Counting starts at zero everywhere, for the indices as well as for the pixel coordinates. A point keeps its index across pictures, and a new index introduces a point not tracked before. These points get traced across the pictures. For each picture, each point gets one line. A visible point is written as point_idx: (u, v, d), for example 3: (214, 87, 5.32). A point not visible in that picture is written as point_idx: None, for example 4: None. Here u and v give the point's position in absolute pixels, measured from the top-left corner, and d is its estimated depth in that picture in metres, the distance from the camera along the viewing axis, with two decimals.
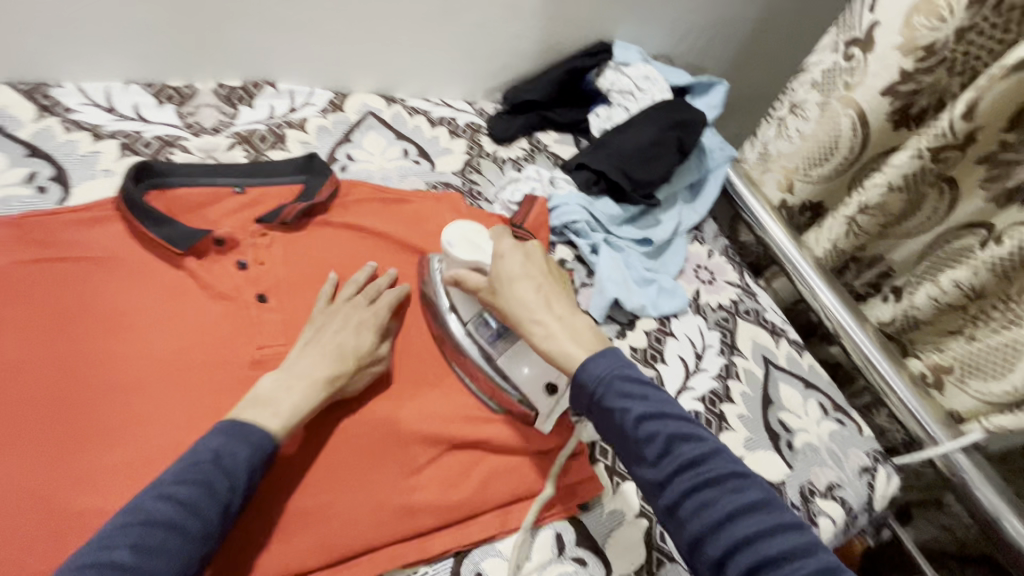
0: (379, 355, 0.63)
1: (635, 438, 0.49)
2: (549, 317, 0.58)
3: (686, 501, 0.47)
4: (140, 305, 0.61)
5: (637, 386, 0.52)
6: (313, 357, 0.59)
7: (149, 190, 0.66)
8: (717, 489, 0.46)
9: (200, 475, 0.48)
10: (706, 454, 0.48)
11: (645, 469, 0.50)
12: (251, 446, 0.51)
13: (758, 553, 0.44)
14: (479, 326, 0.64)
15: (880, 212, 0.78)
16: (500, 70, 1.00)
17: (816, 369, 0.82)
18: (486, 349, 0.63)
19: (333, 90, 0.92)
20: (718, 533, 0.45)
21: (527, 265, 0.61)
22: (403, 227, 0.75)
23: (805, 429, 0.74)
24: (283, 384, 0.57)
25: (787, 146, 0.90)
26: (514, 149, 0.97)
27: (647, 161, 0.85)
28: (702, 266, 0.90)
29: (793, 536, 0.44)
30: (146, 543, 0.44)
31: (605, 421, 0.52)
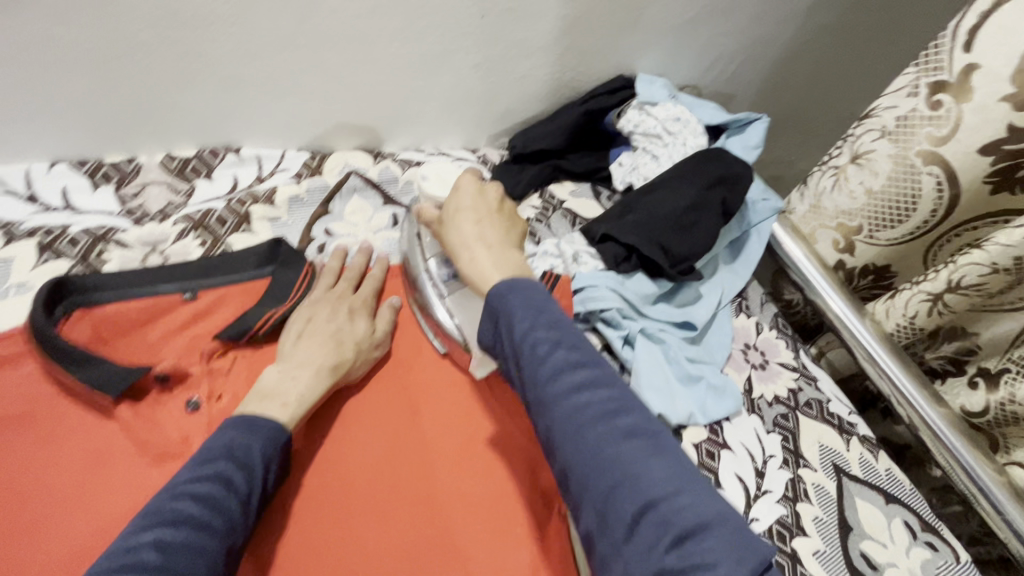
0: (377, 339, 0.61)
1: (524, 352, 0.46)
2: (478, 247, 0.55)
3: (562, 417, 0.43)
4: (60, 474, 0.47)
5: (537, 300, 0.49)
6: (317, 343, 0.56)
7: (69, 315, 0.52)
8: (593, 405, 0.43)
9: (218, 469, 0.44)
10: (588, 367, 0.46)
11: (526, 385, 0.46)
12: (264, 439, 0.47)
13: (620, 469, 0.41)
14: (438, 262, 0.64)
15: (976, 292, 0.64)
16: (504, 115, 0.86)
17: (896, 475, 0.69)
18: (437, 285, 0.63)
19: (309, 149, 0.78)
20: (587, 454, 0.42)
21: (475, 198, 0.58)
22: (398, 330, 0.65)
23: (893, 562, 0.61)
24: (287, 376, 0.53)
25: (847, 201, 0.75)
26: (524, 207, 0.83)
27: (686, 229, 0.71)
28: (751, 345, 0.76)
29: (670, 475, 0.41)
30: (172, 538, 0.39)
31: (502, 338, 0.49)
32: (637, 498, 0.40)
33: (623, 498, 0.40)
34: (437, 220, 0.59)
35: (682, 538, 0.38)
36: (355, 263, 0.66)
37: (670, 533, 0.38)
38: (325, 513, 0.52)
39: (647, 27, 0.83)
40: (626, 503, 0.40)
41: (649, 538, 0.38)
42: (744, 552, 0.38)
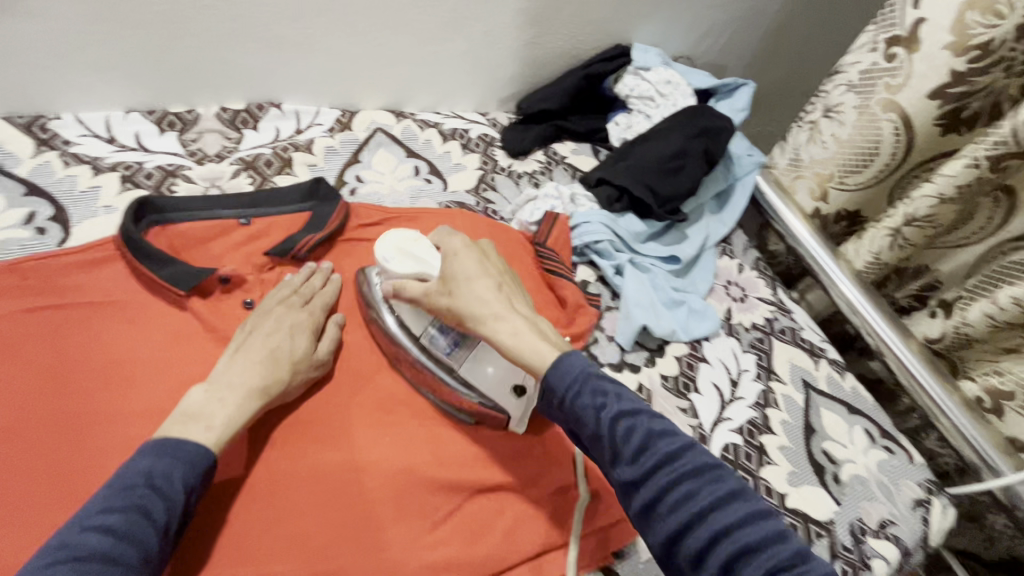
0: (318, 360, 0.58)
1: (611, 438, 0.45)
2: (515, 316, 0.54)
3: (664, 497, 0.43)
4: (146, 350, 0.57)
5: (611, 385, 0.48)
6: (252, 361, 0.54)
7: (151, 228, 0.63)
8: (694, 486, 0.43)
9: (134, 499, 0.42)
10: (684, 447, 0.45)
11: (620, 467, 0.45)
12: (186, 465, 0.45)
13: (734, 542, 0.40)
14: (432, 339, 0.59)
15: (928, 224, 0.73)
16: (513, 80, 0.96)
17: (860, 392, 0.77)
18: (442, 359, 0.58)
19: (340, 107, 0.89)
20: (695, 529, 0.41)
21: (482, 263, 0.58)
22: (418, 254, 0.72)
23: (851, 459, 0.69)
24: (214, 397, 0.50)
25: (821, 152, 0.84)
26: (529, 161, 0.92)
27: (671, 174, 0.80)
28: (733, 282, 0.85)
29: (786, 546, 0.40)
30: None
31: (579, 420, 0.48)
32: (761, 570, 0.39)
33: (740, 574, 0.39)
34: (442, 295, 0.56)
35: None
36: (314, 283, 0.63)
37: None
38: (355, 388, 0.60)
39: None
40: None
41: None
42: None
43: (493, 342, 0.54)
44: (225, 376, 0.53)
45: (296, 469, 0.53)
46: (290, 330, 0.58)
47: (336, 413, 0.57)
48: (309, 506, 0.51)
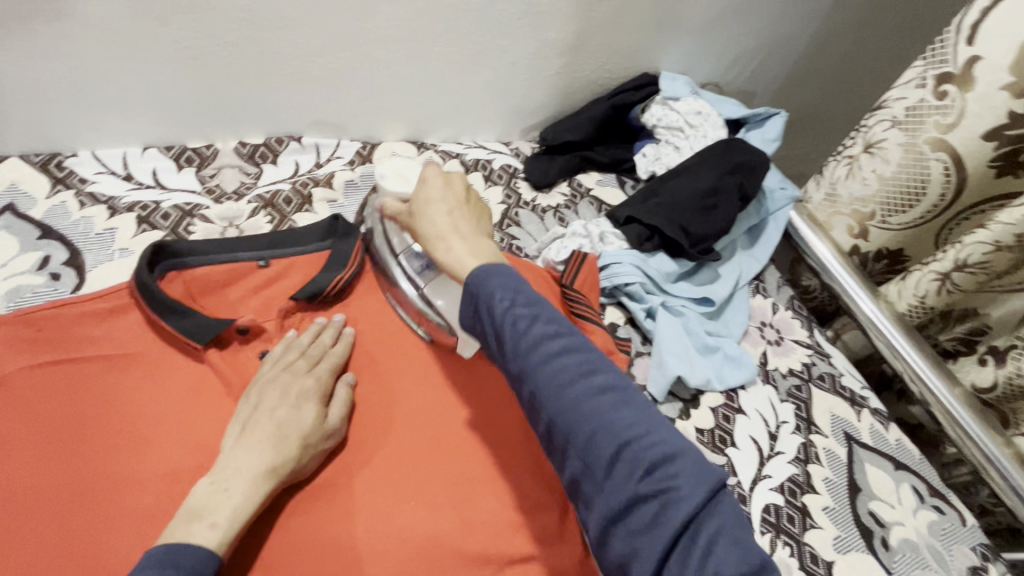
0: (331, 427, 0.55)
1: (503, 330, 0.46)
2: (454, 237, 0.55)
3: (543, 386, 0.45)
4: (161, 405, 0.55)
5: (512, 280, 0.49)
6: (259, 442, 0.51)
7: (168, 272, 0.61)
8: (570, 368, 0.45)
9: None
10: (565, 334, 0.47)
11: (508, 360, 0.47)
12: (189, 573, 0.42)
13: (598, 421, 0.43)
14: (409, 258, 0.64)
15: (982, 269, 0.69)
16: (537, 110, 0.93)
17: (905, 444, 0.72)
18: (413, 277, 0.63)
19: (361, 139, 0.86)
20: (564, 408, 0.44)
21: (445, 190, 0.59)
22: None
23: (900, 522, 0.65)
24: (219, 488, 0.48)
25: (860, 188, 0.80)
26: (554, 194, 0.89)
27: (704, 212, 0.77)
28: (768, 323, 0.81)
29: (640, 418, 0.43)
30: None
31: (480, 318, 0.49)
32: (615, 440, 0.42)
33: (597, 446, 0.42)
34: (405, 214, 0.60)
35: (655, 473, 0.41)
36: (324, 340, 0.61)
37: (643, 469, 0.41)
38: (371, 451, 0.56)
39: (671, 28, 0.89)
40: (602, 451, 0.42)
41: (624, 479, 0.41)
42: (709, 479, 0.41)
43: (435, 259, 0.56)
44: (244, 452, 0.50)
45: (316, 542, 0.50)
46: (298, 398, 0.55)
47: (355, 476, 0.54)
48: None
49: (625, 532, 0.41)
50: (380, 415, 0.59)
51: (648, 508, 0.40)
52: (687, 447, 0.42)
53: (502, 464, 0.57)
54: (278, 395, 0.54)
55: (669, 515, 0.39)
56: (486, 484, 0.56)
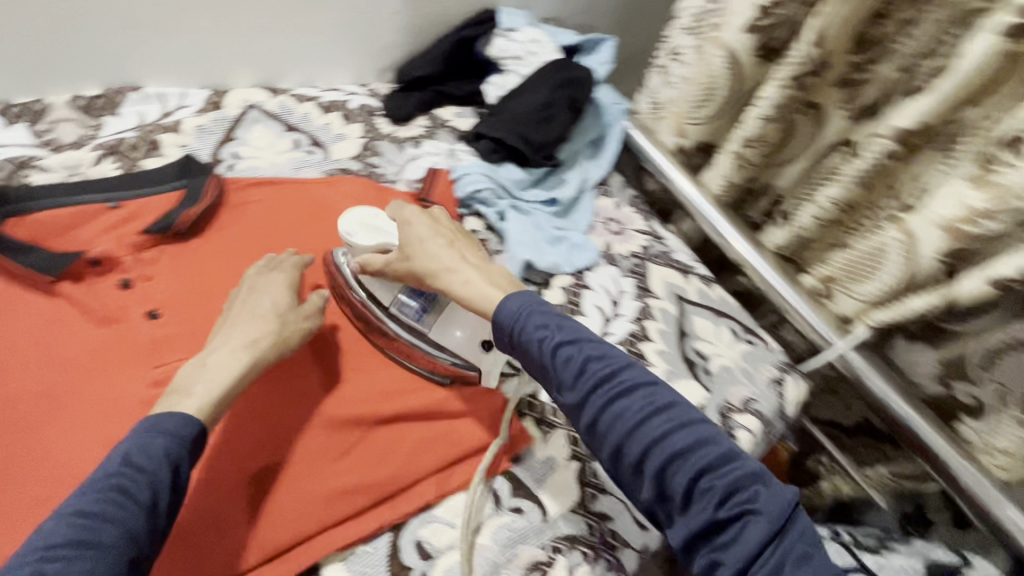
0: (306, 309, 0.62)
1: (555, 366, 0.51)
2: (465, 268, 0.59)
3: (606, 416, 0.49)
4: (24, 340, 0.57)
5: (553, 317, 0.53)
6: (245, 322, 0.58)
7: (6, 219, 0.60)
8: (635, 406, 0.49)
9: (115, 481, 0.44)
10: (622, 370, 0.51)
11: (563, 392, 0.51)
12: (169, 438, 0.47)
13: (669, 450, 0.47)
14: (401, 306, 0.62)
15: (760, 143, 0.83)
16: (386, 50, 0.98)
17: (726, 298, 0.87)
18: (414, 326, 0.62)
19: (210, 88, 0.88)
20: (634, 440, 0.48)
21: (433, 226, 0.62)
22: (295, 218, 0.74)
23: (719, 353, 0.79)
24: (198, 364, 0.54)
25: (673, 92, 0.93)
26: (413, 127, 0.94)
27: (542, 123, 0.87)
28: (612, 218, 0.93)
29: (710, 449, 0.47)
30: (48, 567, 0.39)
31: (521, 349, 0.54)
32: (689, 470, 0.46)
33: (672, 476, 0.46)
34: (401, 260, 0.60)
35: (731, 498, 0.45)
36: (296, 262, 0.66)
37: (720, 495, 0.45)
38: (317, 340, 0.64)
39: None
40: (679, 478, 0.46)
41: (701, 506, 0.45)
42: (780, 498, 0.45)
43: (449, 294, 0.59)
44: (225, 335, 0.57)
45: (266, 407, 0.57)
46: (276, 286, 0.62)
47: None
48: (269, 448, 0.55)
49: (707, 549, 0.45)
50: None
51: (727, 530, 0.45)
52: (755, 472, 0.47)
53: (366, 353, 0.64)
54: (247, 291, 0.61)
55: (746, 535, 0.44)
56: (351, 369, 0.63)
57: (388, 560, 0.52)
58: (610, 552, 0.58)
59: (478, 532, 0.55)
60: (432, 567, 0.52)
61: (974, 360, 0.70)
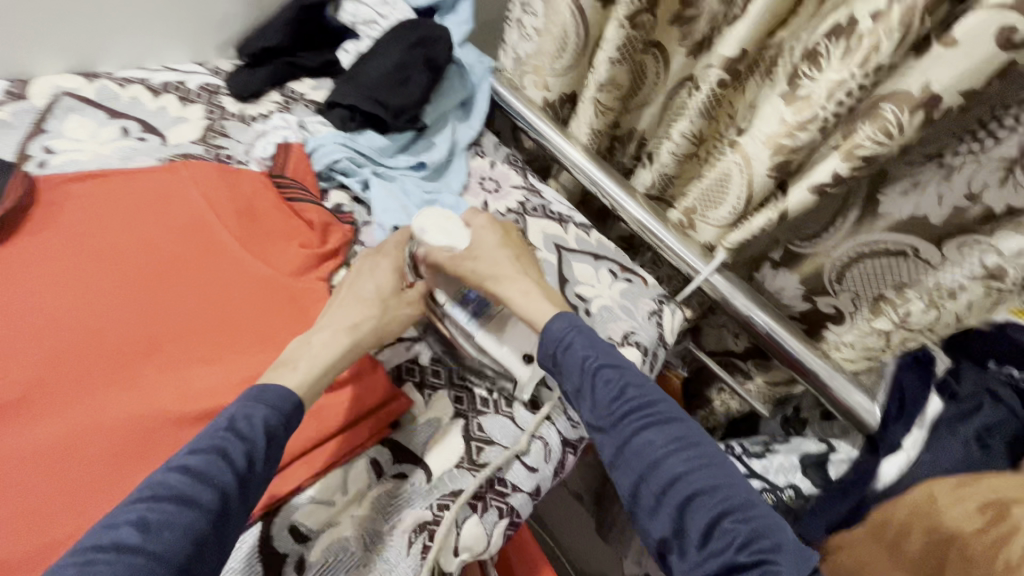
0: (409, 298, 0.64)
1: (593, 386, 0.54)
2: (529, 284, 0.63)
3: (632, 442, 0.51)
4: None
5: (598, 341, 0.58)
6: (352, 306, 0.60)
7: None
8: (662, 440, 0.50)
9: (216, 442, 0.46)
10: (655, 405, 0.53)
11: (594, 413, 0.54)
12: (268, 409, 0.50)
13: (692, 486, 0.47)
14: (456, 305, 0.64)
15: (614, 87, 0.84)
16: (222, 23, 0.90)
17: (603, 242, 0.90)
18: (464, 326, 0.63)
19: (9, 78, 0.77)
20: (656, 474, 0.49)
21: (501, 240, 0.67)
22: (117, 204, 0.66)
23: (599, 294, 0.82)
24: (304, 342, 0.57)
25: (531, 45, 0.93)
26: (264, 103, 0.89)
27: (399, 85, 0.83)
28: (487, 177, 0.92)
29: (735, 494, 0.47)
30: (153, 517, 0.41)
31: (562, 369, 0.57)
32: (711, 510, 0.46)
33: (692, 512, 0.46)
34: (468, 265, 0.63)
35: (749, 545, 0.44)
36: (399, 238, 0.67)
37: (737, 540, 0.44)
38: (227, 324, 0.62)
39: None
40: (698, 518, 0.46)
41: (720, 547, 0.44)
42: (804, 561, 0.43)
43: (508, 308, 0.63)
44: (329, 317, 0.59)
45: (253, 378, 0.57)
46: (382, 271, 0.64)
47: (55, 384, 0.54)
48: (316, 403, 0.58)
49: None
50: (74, 326, 0.57)
51: None
52: (775, 524, 0.46)
53: (224, 342, 0.61)
54: (354, 275, 0.64)
55: None
56: (208, 360, 0.60)
57: (260, 549, 0.50)
58: (500, 499, 0.59)
59: (360, 505, 0.55)
60: (308, 549, 0.51)
61: (831, 274, 0.76)
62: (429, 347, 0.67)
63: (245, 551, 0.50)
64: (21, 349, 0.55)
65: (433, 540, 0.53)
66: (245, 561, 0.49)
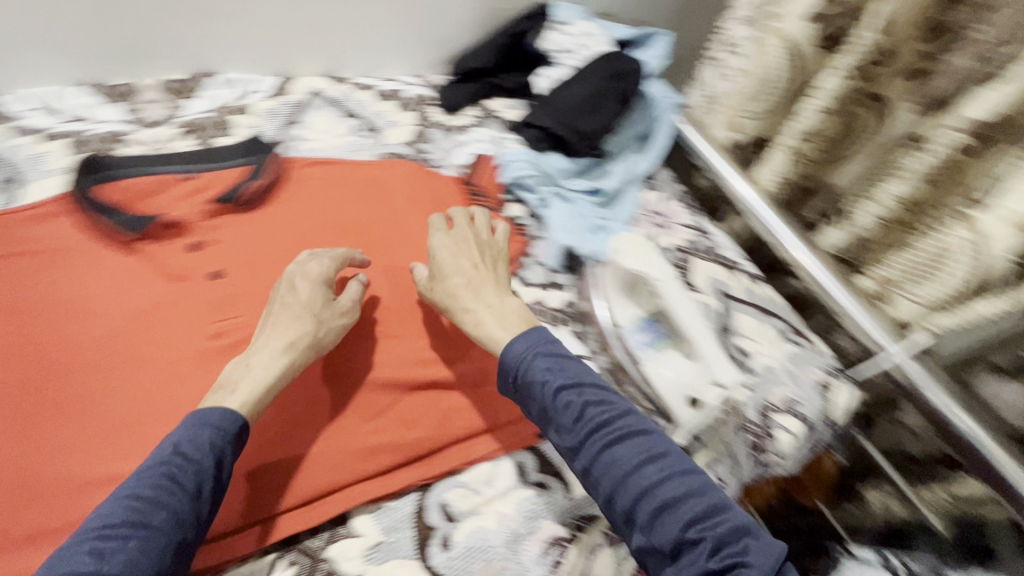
0: (342, 308, 0.60)
1: (554, 410, 0.51)
2: (478, 307, 0.61)
3: (601, 459, 0.48)
4: (77, 299, 0.59)
5: (559, 360, 0.54)
6: (284, 325, 0.57)
7: (99, 183, 0.68)
8: (629, 454, 0.48)
9: (166, 470, 0.45)
10: (619, 417, 0.51)
11: (561, 436, 0.51)
12: (214, 429, 0.48)
13: (661, 499, 0.46)
14: (631, 332, 0.68)
15: (819, 138, 0.81)
16: (442, 44, 1.02)
17: (774, 298, 0.85)
18: (636, 353, 0.66)
19: (279, 76, 0.94)
20: (625, 488, 0.47)
21: (457, 255, 0.65)
22: (340, 189, 0.77)
23: (762, 351, 0.76)
24: (241, 364, 0.54)
25: (729, 85, 0.92)
26: (463, 116, 0.97)
27: (590, 112, 0.88)
28: (657, 211, 0.92)
29: (701, 500, 0.46)
30: (109, 544, 0.40)
31: (527, 396, 0.54)
32: (679, 520, 0.44)
33: (661, 525, 0.45)
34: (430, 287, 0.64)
35: (721, 550, 0.43)
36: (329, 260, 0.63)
37: (708, 548, 0.43)
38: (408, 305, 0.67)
39: None
40: (669, 528, 0.44)
41: (690, 557, 0.43)
42: (771, 551, 0.44)
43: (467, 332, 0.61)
44: (268, 337, 0.56)
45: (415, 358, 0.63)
46: (311, 284, 0.60)
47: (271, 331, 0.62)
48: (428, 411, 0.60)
49: None
50: None
51: None
52: (743, 524, 0.45)
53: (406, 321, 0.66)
54: (288, 288, 0.60)
55: None
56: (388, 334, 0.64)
57: (413, 518, 0.54)
58: None
59: (502, 502, 0.56)
60: (454, 529, 0.53)
61: None
62: None
63: (401, 514, 0.54)
64: (258, 294, 0.64)
65: (565, 557, 0.53)
66: (400, 523, 0.53)
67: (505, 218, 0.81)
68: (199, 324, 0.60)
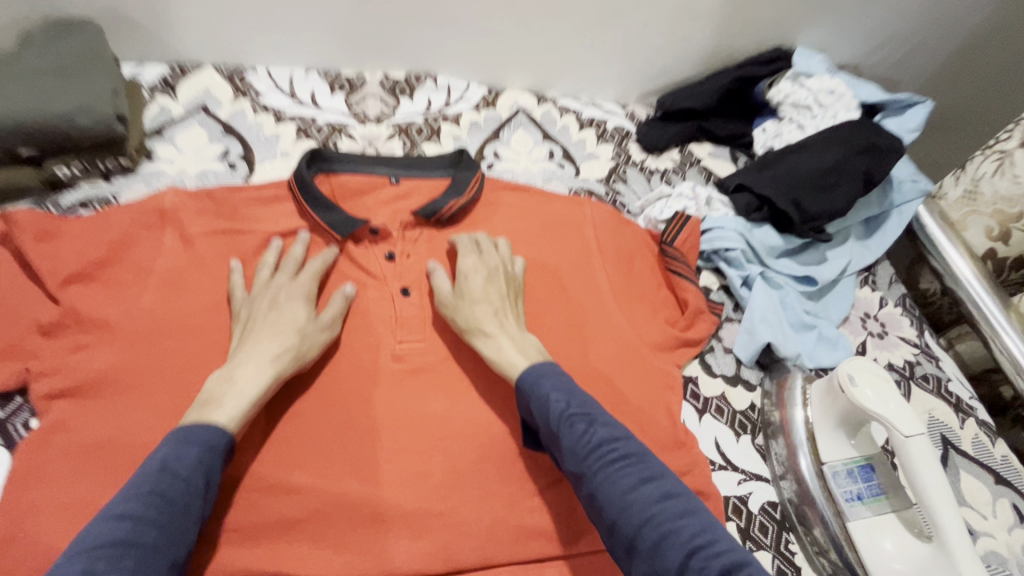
0: (324, 322, 0.58)
1: (562, 433, 0.48)
2: (502, 333, 0.58)
3: (605, 484, 0.45)
4: None
5: (570, 384, 0.52)
6: (264, 337, 0.55)
7: (318, 174, 0.70)
8: (631, 476, 0.45)
9: (156, 486, 0.42)
10: (623, 441, 0.48)
11: (566, 460, 0.48)
12: (204, 446, 0.45)
13: (666, 525, 0.42)
14: (838, 476, 0.58)
15: None
16: (656, 76, 0.94)
17: (1012, 463, 0.67)
18: (841, 503, 0.57)
19: (487, 85, 0.92)
20: (626, 513, 0.43)
21: (488, 283, 0.62)
22: (529, 223, 0.73)
23: (991, 534, 0.61)
24: (224, 377, 0.51)
25: (1011, 186, 0.75)
26: (664, 159, 0.90)
27: (824, 189, 0.76)
28: (872, 315, 0.78)
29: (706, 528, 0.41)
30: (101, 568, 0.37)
31: (536, 418, 0.51)
32: (682, 547, 0.40)
33: (664, 554, 0.40)
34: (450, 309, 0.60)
35: None
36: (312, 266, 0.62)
37: None
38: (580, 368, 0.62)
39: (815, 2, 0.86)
40: (671, 555, 0.40)
41: None
42: None
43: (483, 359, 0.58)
44: (249, 350, 0.54)
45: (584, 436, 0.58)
46: (295, 301, 0.58)
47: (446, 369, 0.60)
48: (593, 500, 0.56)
49: None
50: None
51: None
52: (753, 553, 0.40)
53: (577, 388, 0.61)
54: (269, 303, 0.58)
55: None
56: None
57: None
58: None
59: None
60: None
61: None
62: (762, 493, 0.60)
63: None
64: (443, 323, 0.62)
65: None
66: None
67: (701, 296, 0.70)
68: (384, 341, 0.60)
